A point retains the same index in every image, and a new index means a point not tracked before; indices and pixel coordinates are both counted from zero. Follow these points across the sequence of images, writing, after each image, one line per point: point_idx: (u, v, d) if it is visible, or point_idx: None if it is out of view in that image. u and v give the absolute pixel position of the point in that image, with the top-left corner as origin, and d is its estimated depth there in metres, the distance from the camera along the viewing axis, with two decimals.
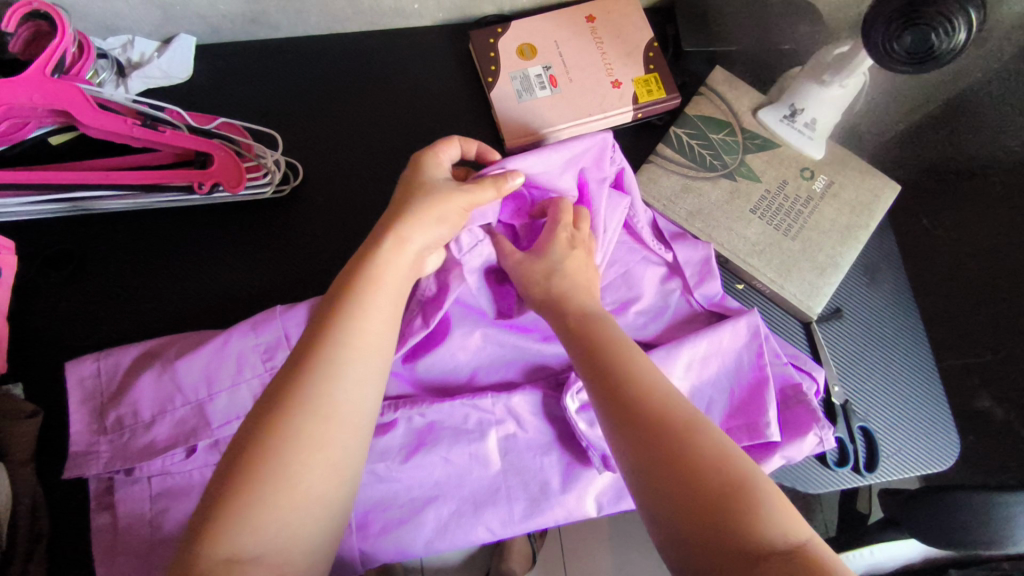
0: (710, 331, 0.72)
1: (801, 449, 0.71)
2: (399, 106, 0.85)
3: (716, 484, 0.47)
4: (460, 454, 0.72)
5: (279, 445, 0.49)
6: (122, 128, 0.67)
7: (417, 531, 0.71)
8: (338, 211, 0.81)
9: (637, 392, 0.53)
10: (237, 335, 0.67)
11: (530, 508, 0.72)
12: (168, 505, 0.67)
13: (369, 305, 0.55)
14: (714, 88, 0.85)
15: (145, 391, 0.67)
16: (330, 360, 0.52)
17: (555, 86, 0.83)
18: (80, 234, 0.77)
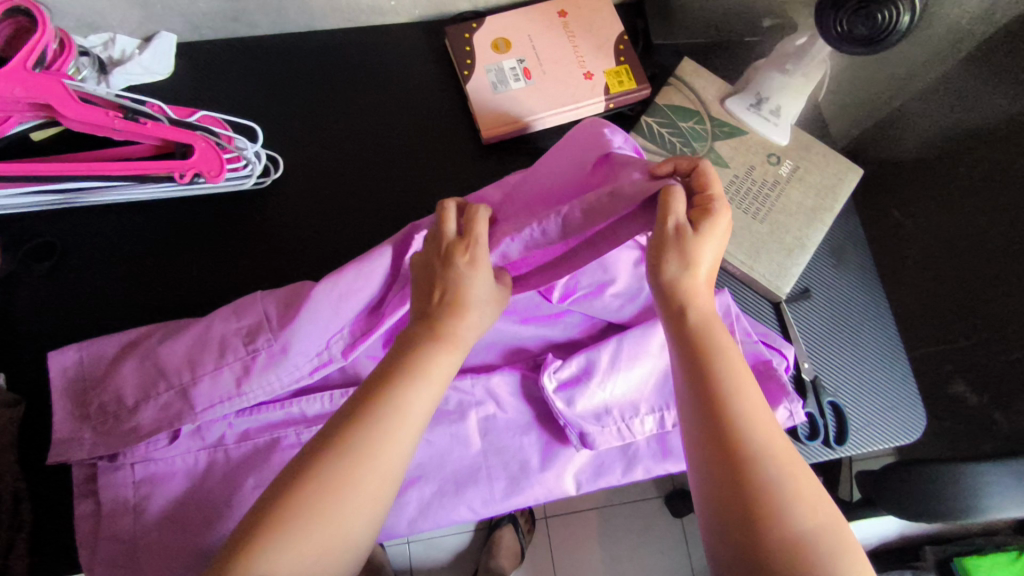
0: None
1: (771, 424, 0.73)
2: (378, 102, 0.87)
3: (789, 557, 0.46)
4: (441, 434, 0.74)
5: (327, 492, 0.48)
6: (103, 121, 0.69)
7: (399, 512, 0.72)
8: (320, 203, 0.83)
9: (730, 433, 0.50)
10: (218, 320, 0.70)
11: (512, 488, 0.74)
12: (152, 489, 0.68)
13: (429, 366, 0.54)
14: (683, 78, 0.88)
15: (129, 376, 0.68)
16: (384, 430, 0.50)
17: (529, 78, 0.85)
18: (63, 228, 0.78)
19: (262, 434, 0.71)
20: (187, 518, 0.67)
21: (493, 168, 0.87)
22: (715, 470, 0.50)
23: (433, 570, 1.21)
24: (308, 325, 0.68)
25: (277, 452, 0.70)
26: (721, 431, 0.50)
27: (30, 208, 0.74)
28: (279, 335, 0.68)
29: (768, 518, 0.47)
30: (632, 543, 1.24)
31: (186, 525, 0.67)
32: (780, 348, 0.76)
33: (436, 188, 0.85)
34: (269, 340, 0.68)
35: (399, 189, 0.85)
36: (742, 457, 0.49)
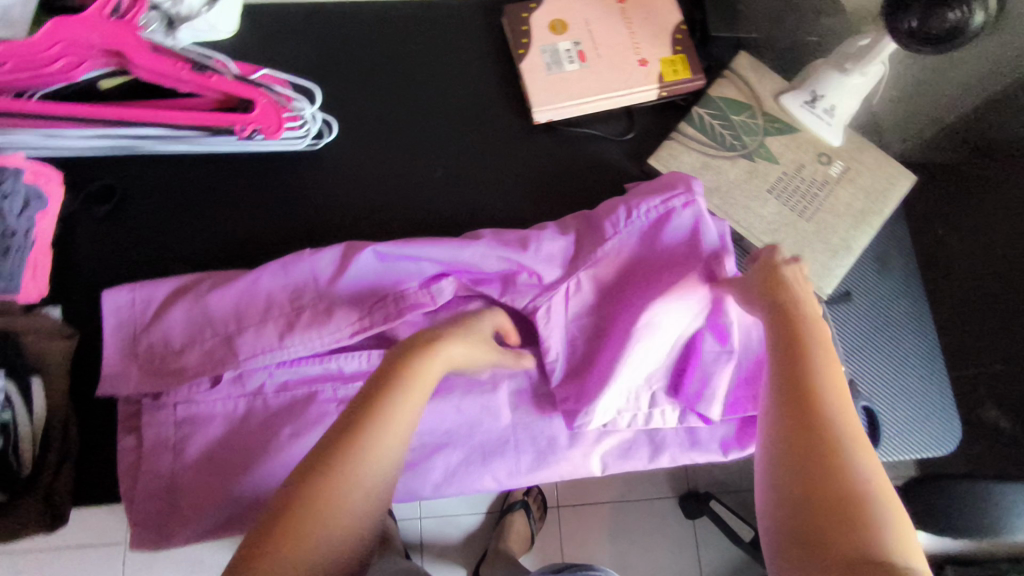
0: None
1: None
2: (435, 72, 0.88)
3: (842, 510, 0.45)
4: (472, 404, 0.74)
5: (323, 508, 0.47)
6: (171, 70, 0.72)
7: (424, 476, 0.74)
8: (371, 172, 0.84)
9: (807, 389, 0.52)
10: (266, 275, 0.72)
11: (538, 462, 0.75)
12: (193, 429, 0.70)
13: (394, 419, 0.52)
14: (738, 71, 0.87)
15: (177, 320, 0.71)
16: (371, 440, 0.50)
17: (584, 61, 0.86)
18: (121, 173, 0.80)
19: (301, 386, 0.72)
20: (225, 462, 0.70)
21: (543, 148, 0.87)
22: (780, 419, 0.51)
23: (444, 548, 1.24)
24: (355, 284, 0.73)
25: (313, 405, 0.71)
26: (796, 388, 0.52)
27: (93, 151, 0.76)
28: (327, 292, 0.72)
29: (825, 463, 0.48)
30: (644, 540, 1.24)
31: (223, 468, 0.69)
32: None
33: (485, 165, 0.86)
34: (314, 298, 0.72)
35: (449, 162, 0.86)
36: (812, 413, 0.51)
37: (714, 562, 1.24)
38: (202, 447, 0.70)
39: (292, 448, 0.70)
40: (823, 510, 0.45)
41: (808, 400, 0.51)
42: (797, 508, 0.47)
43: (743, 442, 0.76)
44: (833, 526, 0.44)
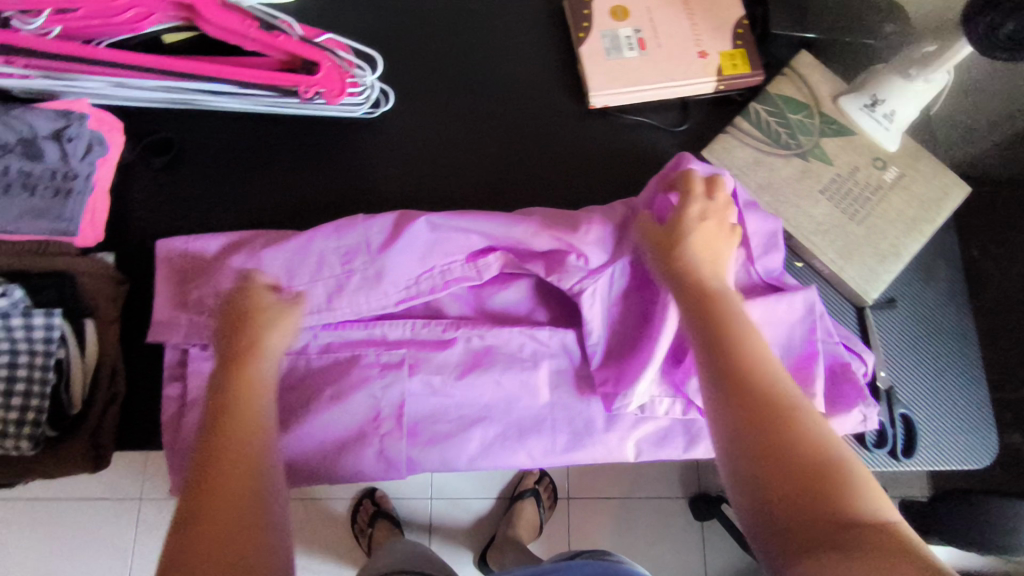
0: (767, 300, 0.76)
1: (844, 424, 0.75)
2: (493, 50, 0.88)
3: (810, 486, 0.49)
4: (512, 380, 0.75)
5: (196, 506, 0.53)
6: (240, 28, 0.73)
7: (460, 449, 0.74)
8: (423, 144, 0.84)
9: (749, 360, 0.55)
10: (321, 236, 0.72)
11: (573, 442, 0.75)
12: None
13: (240, 416, 0.59)
14: (798, 70, 0.87)
15: (227, 274, 0.71)
16: (225, 440, 0.57)
17: (644, 49, 0.86)
18: (181, 127, 0.81)
19: (345, 349, 0.74)
20: (268, 420, 0.71)
21: (596, 134, 0.87)
22: (735, 395, 0.54)
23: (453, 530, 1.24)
24: (405, 255, 0.73)
25: (357, 367, 0.73)
26: (737, 358, 0.55)
27: (159, 103, 0.77)
28: (377, 258, 0.72)
29: (788, 435, 0.51)
30: (651, 536, 1.24)
31: None
32: (860, 353, 0.78)
33: (536, 146, 0.86)
34: (366, 262, 0.72)
35: (502, 140, 0.86)
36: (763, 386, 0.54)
37: (724, 564, 1.24)
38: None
39: (331, 407, 0.72)
40: (803, 486, 0.49)
41: (737, 390, 0.54)
42: (775, 485, 0.50)
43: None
44: (801, 505, 0.48)
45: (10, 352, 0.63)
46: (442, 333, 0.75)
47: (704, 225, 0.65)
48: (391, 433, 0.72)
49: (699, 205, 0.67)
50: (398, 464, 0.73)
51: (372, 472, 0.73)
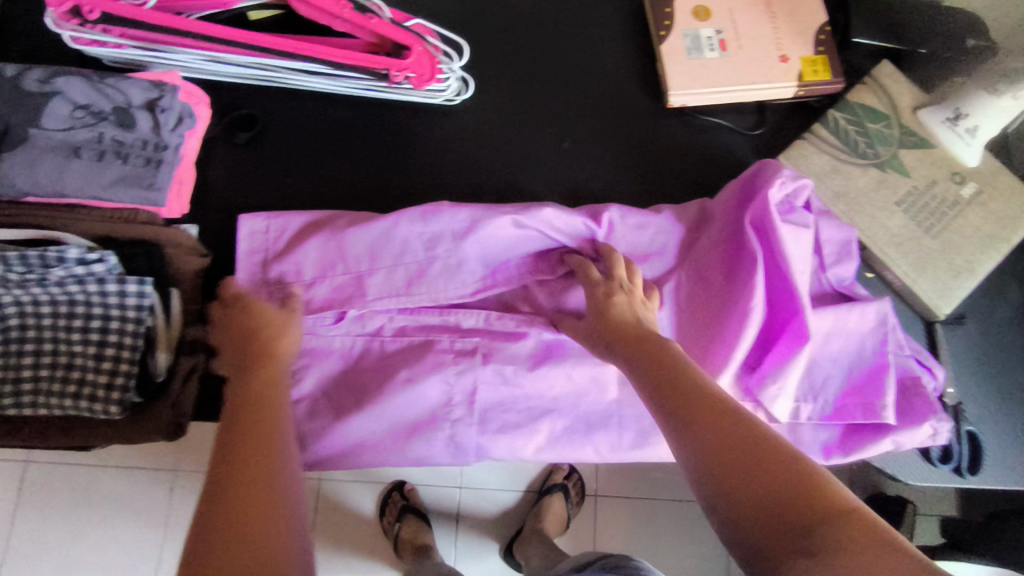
0: (839, 309, 0.77)
1: (912, 438, 0.76)
2: (571, 44, 0.88)
3: (786, 512, 0.43)
4: (584, 375, 0.75)
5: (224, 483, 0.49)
6: (333, 8, 0.73)
7: (529, 439, 0.75)
8: (498, 134, 0.85)
9: (696, 397, 0.50)
10: (407, 220, 0.72)
11: (637, 440, 0.77)
12: (310, 362, 0.73)
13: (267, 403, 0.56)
14: (879, 79, 0.86)
15: (311, 253, 0.72)
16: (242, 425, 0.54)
17: (725, 50, 0.85)
18: (264, 104, 0.82)
19: (419, 332, 0.74)
20: (343, 402, 0.72)
21: (671, 133, 0.87)
22: (689, 440, 0.48)
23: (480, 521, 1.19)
24: (484, 246, 0.73)
25: (431, 353, 0.73)
26: (683, 404, 0.50)
27: (246, 78, 0.79)
28: (459, 247, 0.73)
29: (765, 467, 0.45)
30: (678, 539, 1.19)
31: (343, 402, 0.72)
32: (932, 367, 0.78)
33: (610, 142, 0.86)
34: (448, 250, 0.73)
35: (577, 134, 0.86)
36: (712, 417, 0.48)
37: None
38: (321, 385, 0.73)
39: (408, 391, 0.71)
40: (790, 511, 0.42)
41: (696, 414, 0.49)
42: (758, 523, 0.43)
43: (846, 448, 0.78)
44: (782, 527, 0.42)
45: (103, 318, 0.64)
46: (514, 327, 0.74)
47: (615, 301, 0.64)
48: (463, 420, 0.73)
49: (621, 291, 0.66)
50: (468, 451, 0.73)
51: (441, 458, 0.74)
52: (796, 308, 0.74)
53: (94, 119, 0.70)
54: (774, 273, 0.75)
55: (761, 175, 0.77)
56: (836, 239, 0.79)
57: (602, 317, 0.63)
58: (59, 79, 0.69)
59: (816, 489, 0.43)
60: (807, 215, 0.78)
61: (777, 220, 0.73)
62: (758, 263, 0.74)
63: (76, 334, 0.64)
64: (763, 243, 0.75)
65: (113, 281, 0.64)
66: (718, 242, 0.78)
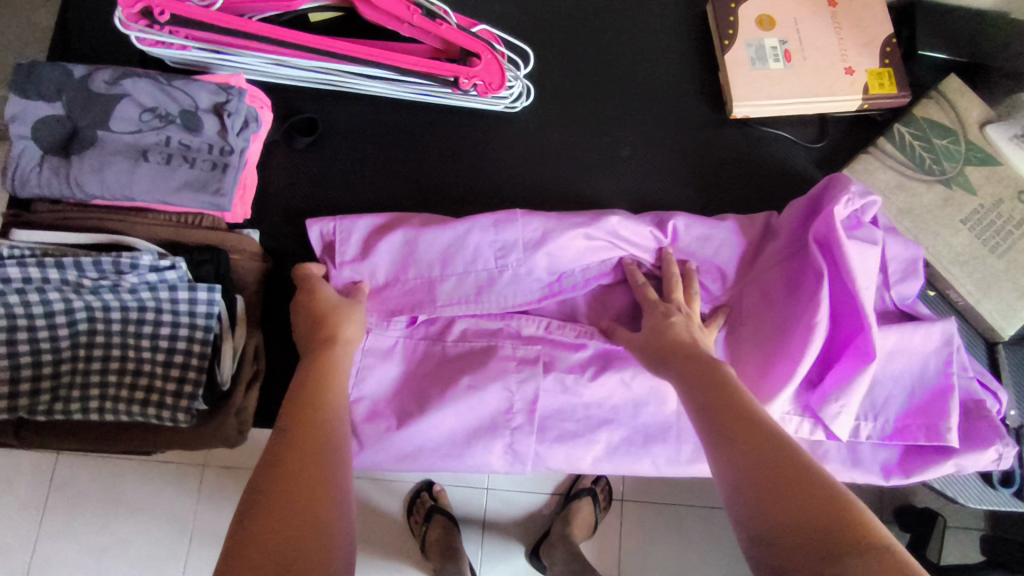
0: (904, 328, 0.74)
1: (977, 462, 0.73)
2: (630, 51, 0.87)
3: (811, 518, 0.40)
4: (643, 384, 0.73)
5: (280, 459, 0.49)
6: (403, 13, 0.72)
7: (586, 449, 0.73)
8: (558, 142, 0.84)
9: (742, 419, 0.48)
10: (479, 228, 0.73)
11: (696, 454, 0.74)
12: (370, 365, 0.71)
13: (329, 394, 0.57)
14: (946, 94, 0.84)
15: (384, 254, 0.73)
16: (309, 412, 0.54)
17: (789, 61, 0.84)
18: (325, 109, 0.81)
19: (480, 338, 0.73)
20: (402, 410, 0.71)
21: (731, 144, 0.86)
22: (727, 457, 0.46)
23: (505, 526, 1.16)
24: (552, 255, 0.74)
25: (494, 359, 0.71)
26: (730, 423, 0.48)
27: (309, 81, 0.78)
28: (529, 255, 0.74)
29: (800, 495, 0.41)
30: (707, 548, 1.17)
31: (402, 408, 0.70)
32: (995, 390, 0.77)
33: (670, 152, 0.85)
34: (518, 259, 0.74)
35: (636, 142, 0.85)
36: (756, 439, 0.46)
37: None
38: (382, 389, 0.72)
39: (467, 398, 0.70)
40: (816, 517, 0.40)
41: (733, 419, 0.48)
42: (782, 548, 0.40)
43: (906, 469, 0.76)
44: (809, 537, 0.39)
45: (172, 324, 0.65)
46: (574, 337, 0.73)
47: (674, 322, 0.65)
48: (523, 428, 0.71)
49: (680, 314, 0.66)
50: (524, 459, 0.72)
51: (497, 466, 0.72)
52: (861, 324, 0.70)
53: (161, 122, 0.70)
54: (840, 289, 0.72)
55: (829, 188, 0.73)
56: (903, 258, 0.78)
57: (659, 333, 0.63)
58: (127, 82, 0.69)
59: (854, 526, 0.39)
60: (874, 231, 0.74)
61: (844, 236, 0.69)
62: (825, 275, 0.70)
63: (145, 340, 0.65)
64: (828, 258, 0.72)
65: (183, 289, 0.64)
66: (780, 258, 0.76)
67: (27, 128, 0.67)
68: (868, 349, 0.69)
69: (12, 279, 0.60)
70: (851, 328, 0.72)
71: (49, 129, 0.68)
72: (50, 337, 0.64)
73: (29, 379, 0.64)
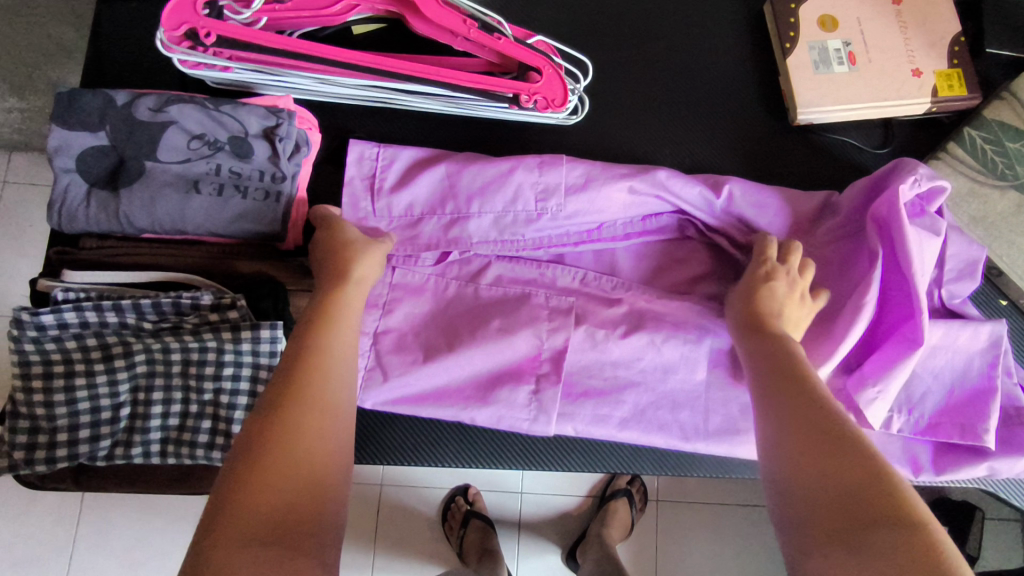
0: (951, 323, 0.71)
1: (1012, 467, 0.72)
2: (683, 56, 0.84)
3: (843, 501, 0.41)
4: (674, 349, 0.72)
5: (283, 430, 0.46)
6: (459, 28, 0.68)
7: (614, 409, 0.72)
8: (613, 154, 0.80)
9: (802, 386, 0.50)
10: (524, 168, 0.71)
11: (727, 428, 0.73)
12: (402, 297, 0.71)
13: (333, 342, 0.53)
14: (1018, 94, 0.80)
15: (421, 185, 0.71)
16: (315, 368, 0.50)
17: (854, 64, 0.79)
18: (373, 126, 0.78)
19: (515, 285, 0.74)
20: (429, 343, 0.71)
21: (794, 151, 0.83)
22: (773, 417, 0.49)
23: (543, 526, 1.21)
24: (593, 207, 0.72)
25: (527, 306, 0.72)
26: (788, 389, 0.51)
27: (355, 100, 0.74)
28: (571, 202, 0.71)
29: (838, 455, 0.44)
30: (743, 546, 1.22)
31: (432, 347, 0.70)
32: None
33: (730, 160, 0.82)
34: (559, 205, 0.71)
35: (693, 151, 0.82)
36: (806, 406, 0.48)
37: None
38: (409, 325, 0.71)
39: (498, 340, 0.70)
40: (848, 504, 0.41)
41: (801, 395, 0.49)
42: (803, 500, 0.43)
43: (939, 466, 0.74)
44: (839, 520, 0.41)
45: (233, 364, 0.62)
46: (610, 290, 0.75)
47: (775, 287, 0.63)
48: (549, 376, 0.71)
49: (784, 275, 0.64)
50: (549, 412, 0.70)
51: (520, 417, 0.70)
52: (911, 311, 0.67)
53: (210, 149, 0.66)
54: (897, 277, 0.69)
55: (887, 175, 0.70)
56: (963, 254, 0.74)
57: (741, 300, 0.64)
58: (173, 108, 0.66)
59: (884, 490, 0.41)
60: (939, 221, 0.71)
61: (905, 220, 0.66)
62: (878, 259, 0.67)
63: (207, 383, 0.62)
64: (885, 241, 0.69)
65: (246, 328, 0.61)
66: (835, 237, 0.73)
67: (72, 161, 0.64)
68: (915, 337, 0.67)
69: (70, 323, 0.60)
70: (898, 311, 0.69)
71: (94, 161, 0.64)
72: (110, 383, 0.61)
73: (88, 426, 0.61)
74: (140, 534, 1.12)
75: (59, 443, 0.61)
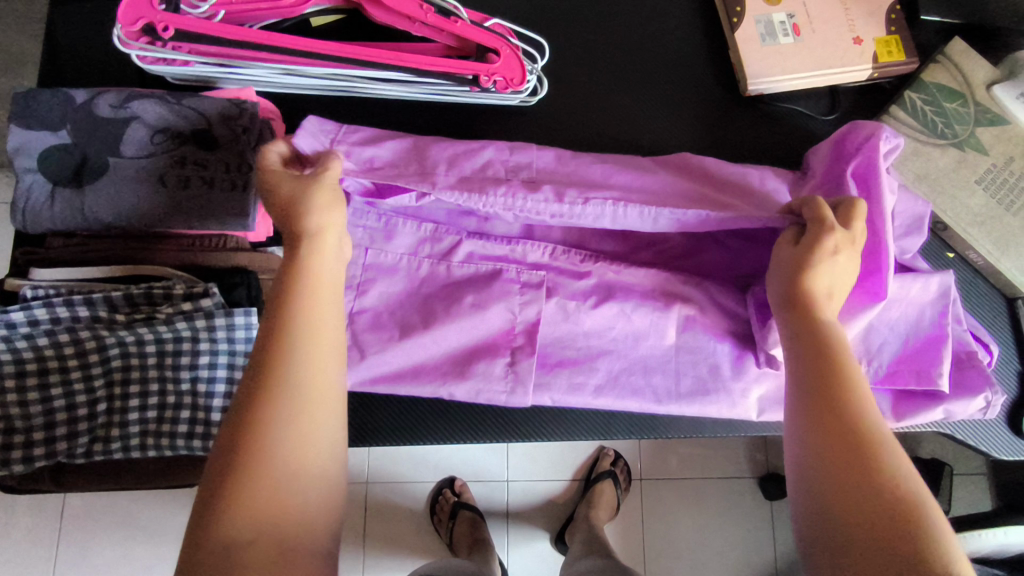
0: (904, 277, 0.75)
1: (966, 408, 0.76)
2: (637, 36, 0.87)
3: (879, 530, 0.44)
4: (643, 316, 0.75)
5: (269, 445, 0.46)
6: (416, 14, 0.70)
7: (588, 377, 0.74)
8: (574, 132, 0.83)
9: (838, 393, 0.51)
10: (494, 146, 0.72)
11: (698, 388, 0.75)
12: (375, 278, 0.73)
13: (308, 325, 0.50)
14: (953, 57, 0.85)
15: (384, 159, 0.70)
16: (291, 361, 0.48)
17: (799, 35, 0.83)
18: (337, 114, 0.79)
19: (485, 262, 0.75)
20: (404, 321, 0.72)
21: (747, 121, 0.86)
22: (812, 414, 0.50)
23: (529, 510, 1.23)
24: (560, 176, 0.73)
25: (498, 282, 0.74)
26: (827, 394, 0.51)
27: (319, 89, 0.75)
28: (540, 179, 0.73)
29: (871, 483, 0.46)
30: (725, 515, 1.25)
31: (408, 325, 0.72)
32: (987, 343, 0.79)
33: (689, 134, 0.85)
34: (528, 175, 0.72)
35: (652, 125, 0.84)
36: (846, 404, 0.50)
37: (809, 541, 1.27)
38: (384, 304, 0.73)
39: (473, 315, 0.72)
40: (880, 535, 0.44)
41: (842, 406, 0.50)
42: (831, 519, 0.46)
43: (899, 412, 0.78)
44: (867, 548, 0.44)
45: (211, 354, 0.63)
46: (578, 264, 0.77)
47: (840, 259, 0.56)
48: (524, 348, 0.73)
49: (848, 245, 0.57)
50: (525, 383, 0.72)
51: (497, 389, 0.72)
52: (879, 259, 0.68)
53: (173, 143, 0.67)
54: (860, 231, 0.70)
55: (851, 135, 0.72)
56: (911, 211, 0.78)
57: (788, 267, 0.58)
58: (135, 104, 0.66)
59: (910, 521, 0.44)
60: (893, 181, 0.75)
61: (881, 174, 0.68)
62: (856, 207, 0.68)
63: (183, 373, 0.63)
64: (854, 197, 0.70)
65: (220, 315, 0.62)
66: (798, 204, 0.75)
67: (33, 160, 0.64)
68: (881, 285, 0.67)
69: (40, 320, 0.60)
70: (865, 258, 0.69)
71: (56, 159, 0.64)
72: (84, 379, 0.62)
73: (65, 423, 0.62)
74: (123, 549, 1.10)
75: (35, 442, 0.61)
